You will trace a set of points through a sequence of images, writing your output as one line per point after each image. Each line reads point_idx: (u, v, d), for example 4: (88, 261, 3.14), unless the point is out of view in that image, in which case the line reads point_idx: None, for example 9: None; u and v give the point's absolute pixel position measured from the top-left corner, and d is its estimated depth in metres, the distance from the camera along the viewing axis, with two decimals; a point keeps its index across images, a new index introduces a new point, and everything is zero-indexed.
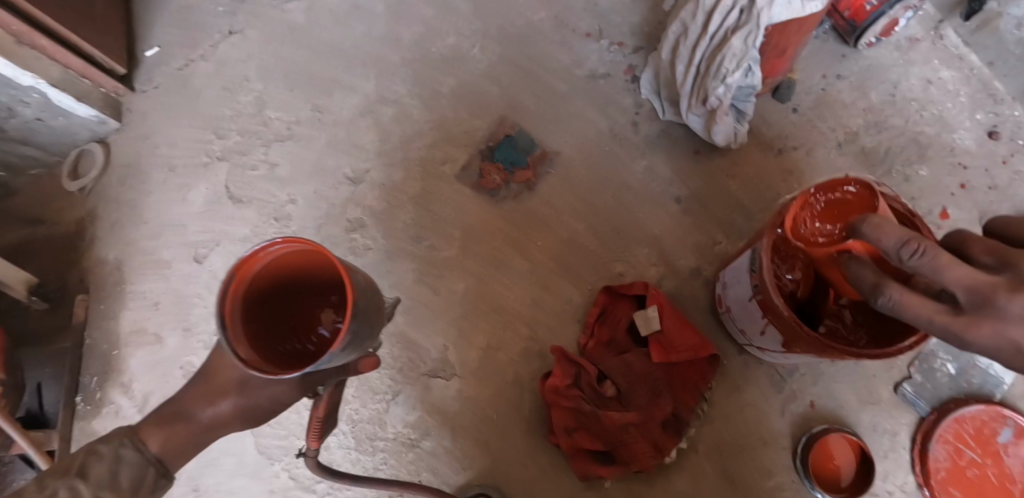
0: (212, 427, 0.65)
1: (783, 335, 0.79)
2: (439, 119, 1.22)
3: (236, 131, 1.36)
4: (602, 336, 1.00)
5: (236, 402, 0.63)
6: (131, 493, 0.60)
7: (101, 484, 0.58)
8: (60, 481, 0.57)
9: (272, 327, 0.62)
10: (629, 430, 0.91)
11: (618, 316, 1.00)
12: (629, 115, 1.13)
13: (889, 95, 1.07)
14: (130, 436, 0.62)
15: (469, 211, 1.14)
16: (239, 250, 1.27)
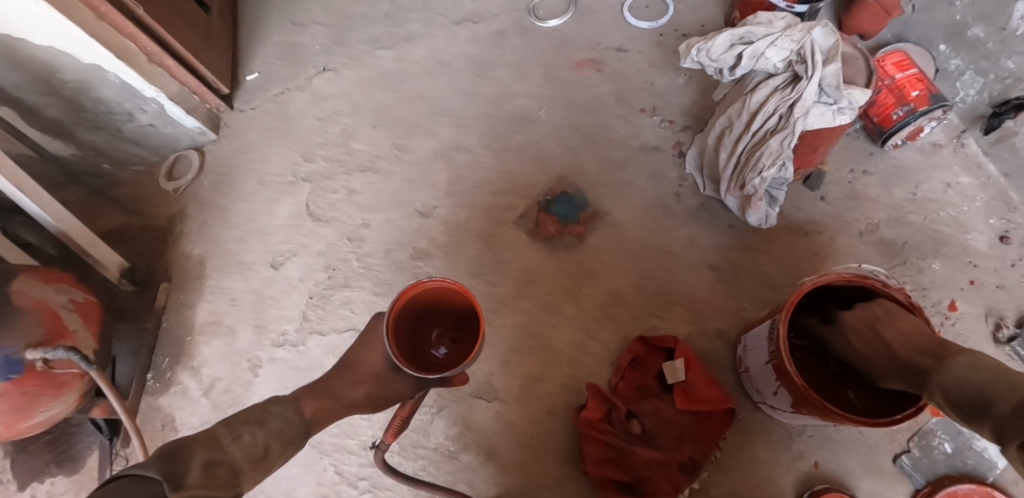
0: (348, 406, 0.87)
1: (792, 397, 0.90)
2: (505, 169, 1.39)
3: (322, 157, 1.52)
4: (633, 380, 1.11)
5: (371, 390, 0.87)
6: (291, 441, 0.77)
7: (277, 430, 0.75)
8: (248, 424, 0.73)
9: (411, 339, 0.86)
10: (653, 468, 1.01)
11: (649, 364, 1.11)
12: (673, 186, 1.28)
13: (911, 194, 1.19)
14: (293, 401, 0.82)
15: (524, 256, 1.28)
16: (315, 263, 1.41)
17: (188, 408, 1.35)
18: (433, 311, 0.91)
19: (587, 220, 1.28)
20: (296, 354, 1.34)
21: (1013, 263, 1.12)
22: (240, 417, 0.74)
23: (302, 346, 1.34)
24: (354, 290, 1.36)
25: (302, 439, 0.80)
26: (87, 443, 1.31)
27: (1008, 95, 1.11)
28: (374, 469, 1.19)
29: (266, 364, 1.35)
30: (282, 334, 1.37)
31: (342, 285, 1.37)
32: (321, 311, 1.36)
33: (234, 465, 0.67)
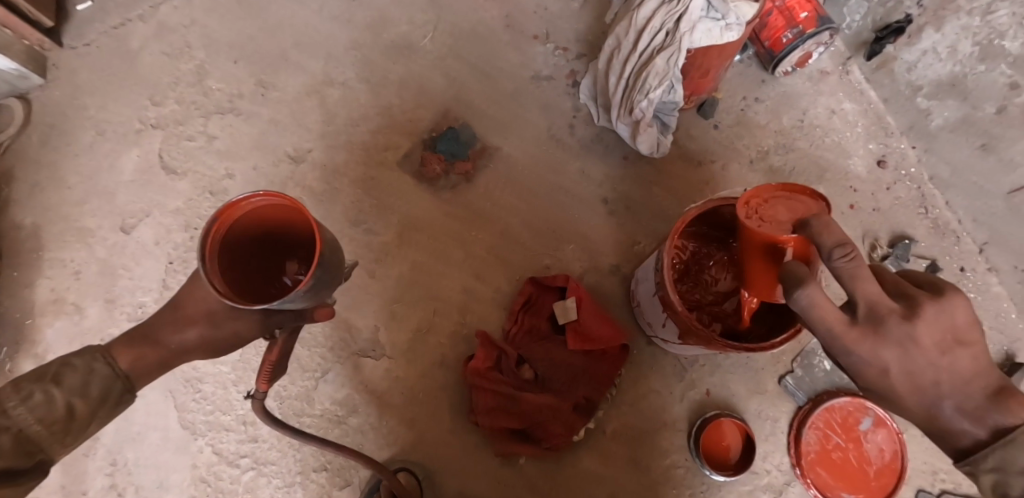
0: (179, 353, 0.70)
1: (679, 329, 0.88)
2: (386, 106, 1.26)
3: (173, 99, 1.33)
4: (525, 324, 1.06)
5: (203, 331, 0.69)
6: (98, 403, 0.65)
7: (74, 391, 0.63)
8: (36, 385, 0.62)
9: (247, 268, 0.74)
10: (543, 412, 0.98)
11: (542, 306, 1.06)
12: (567, 118, 1.21)
13: (798, 120, 1.19)
14: (103, 351, 0.67)
15: (409, 199, 1.17)
16: (171, 223, 1.25)
17: None
18: (276, 239, 0.79)
19: (476, 158, 1.19)
20: None
21: (888, 187, 1.15)
22: (30, 376, 0.63)
23: None
24: None
25: (121, 396, 0.67)
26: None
27: (890, 19, 1.09)
28: (255, 444, 1.10)
29: None
30: (139, 307, 1.22)
31: None
32: (185, 278, 1.21)
33: (13, 435, 0.59)
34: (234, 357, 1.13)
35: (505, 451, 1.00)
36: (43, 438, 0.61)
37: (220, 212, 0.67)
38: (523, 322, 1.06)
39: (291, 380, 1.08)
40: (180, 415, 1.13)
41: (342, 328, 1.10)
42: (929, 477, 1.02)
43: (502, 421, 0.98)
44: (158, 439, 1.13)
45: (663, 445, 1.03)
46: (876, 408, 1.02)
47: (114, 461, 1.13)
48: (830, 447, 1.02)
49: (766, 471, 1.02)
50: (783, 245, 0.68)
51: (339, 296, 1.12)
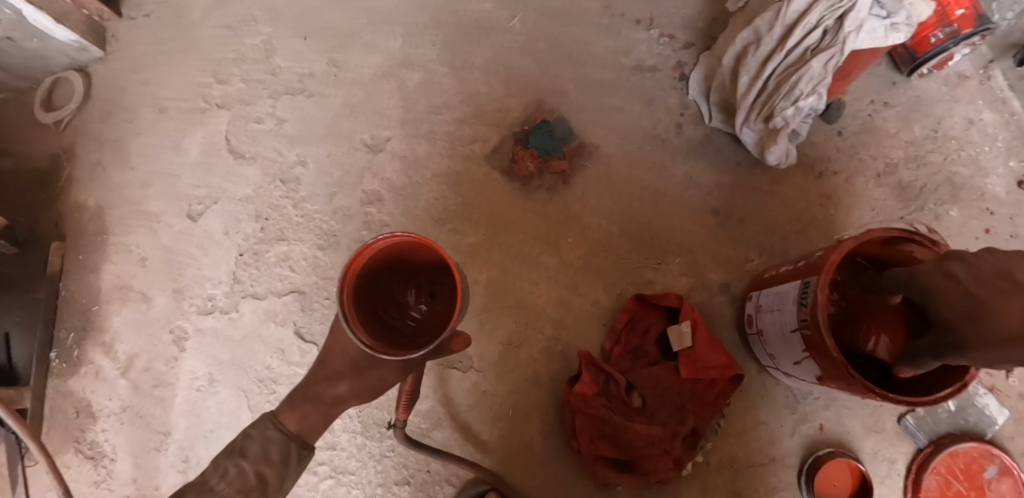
0: (334, 405, 0.67)
1: (821, 370, 0.78)
2: (471, 93, 1.16)
3: (240, 76, 1.26)
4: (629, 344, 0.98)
5: (353, 383, 0.65)
6: (281, 465, 0.65)
7: (258, 458, 0.64)
8: (229, 460, 0.64)
9: (374, 299, 0.65)
10: (654, 446, 0.88)
11: (649, 327, 0.97)
12: (674, 115, 1.09)
13: (932, 130, 1.07)
14: (271, 418, 0.67)
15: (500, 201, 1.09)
16: (240, 212, 1.18)
17: (103, 391, 1.16)
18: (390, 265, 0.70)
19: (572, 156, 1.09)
20: (226, 322, 1.14)
21: None
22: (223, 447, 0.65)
23: (233, 312, 1.14)
24: (294, 243, 1.14)
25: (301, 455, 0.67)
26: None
27: None
28: (334, 452, 1.04)
29: (192, 335, 1.15)
30: (208, 299, 1.16)
31: (278, 239, 1.15)
32: (254, 272, 1.14)
33: None
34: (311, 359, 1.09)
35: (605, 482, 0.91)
36: None
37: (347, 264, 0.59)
38: (626, 343, 0.98)
39: None
40: (255, 416, 1.09)
41: None
42: None
43: (606, 451, 0.90)
44: (229, 439, 1.10)
45: (770, 481, 0.95)
46: (1005, 457, 0.93)
47: (186, 458, 1.11)
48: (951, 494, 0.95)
49: None
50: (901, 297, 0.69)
51: None
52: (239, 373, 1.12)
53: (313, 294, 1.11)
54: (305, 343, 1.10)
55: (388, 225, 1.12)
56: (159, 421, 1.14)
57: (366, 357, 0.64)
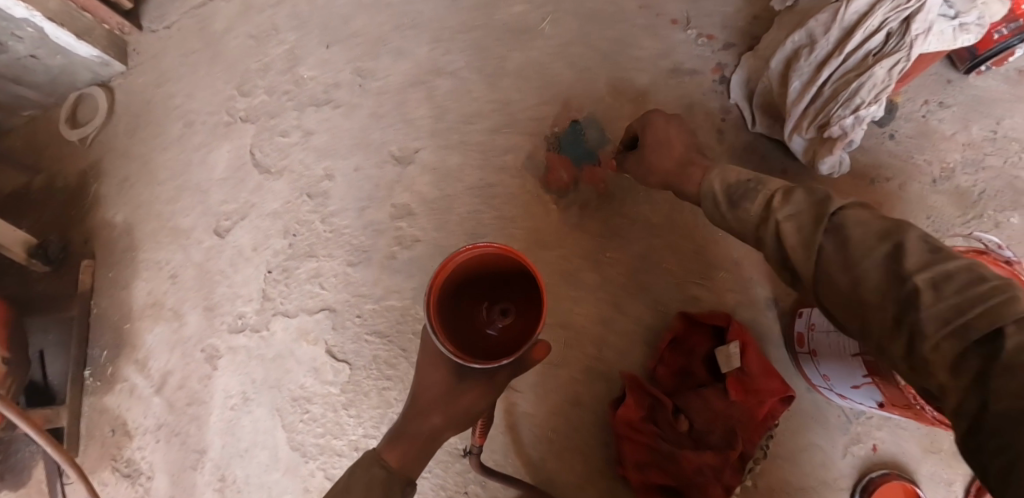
0: (432, 439, 0.74)
1: (884, 397, 0.73)
2: (502, 100, 1.11)
3: (264, 88, 1.24)
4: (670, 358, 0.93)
5: (446, 413, 0.72)
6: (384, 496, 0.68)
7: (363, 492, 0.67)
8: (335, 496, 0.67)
9: (455, 323, 0.69)
10: (704, 472, 0.82)
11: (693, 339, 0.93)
12: (715, 120, 1.04)
13: (991, 131, 1.01)
14: (375, 457, 0.72)
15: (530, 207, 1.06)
16: (269, 227, 1.16)
17: (139, 409, 1.16)
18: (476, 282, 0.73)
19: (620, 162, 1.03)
20: (259, 341, 1.12)
21: None
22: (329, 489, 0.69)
23: (265, 330, 1.12)
24: (324, 260, 1.12)
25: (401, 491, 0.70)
26: (29, 453, 1.17)
27: None
28: None
29: (225, 354, 1.14)
30: (239, 317, 1.15)
31: (308, 255, 1.13)
32: (285, 288, 1.13)
33: None
34: (343, 378, 1.06)
35: None
36: None
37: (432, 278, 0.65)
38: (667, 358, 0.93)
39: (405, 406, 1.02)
40: (290, 435, 1.07)
41: None
42: None
43: (654, 478, 0.85)
44: (266, 458, 1.08)
45: None
46: None
47: (223, 476, 1.10)
48: None
49: None
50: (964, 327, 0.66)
51: None
52: (273, 392, 1.10)
53: (345, 312, 1.09)
54: (338, 362, 1.07)
55: (419, 240, 1.08)
56: (195, 439, 1.13)
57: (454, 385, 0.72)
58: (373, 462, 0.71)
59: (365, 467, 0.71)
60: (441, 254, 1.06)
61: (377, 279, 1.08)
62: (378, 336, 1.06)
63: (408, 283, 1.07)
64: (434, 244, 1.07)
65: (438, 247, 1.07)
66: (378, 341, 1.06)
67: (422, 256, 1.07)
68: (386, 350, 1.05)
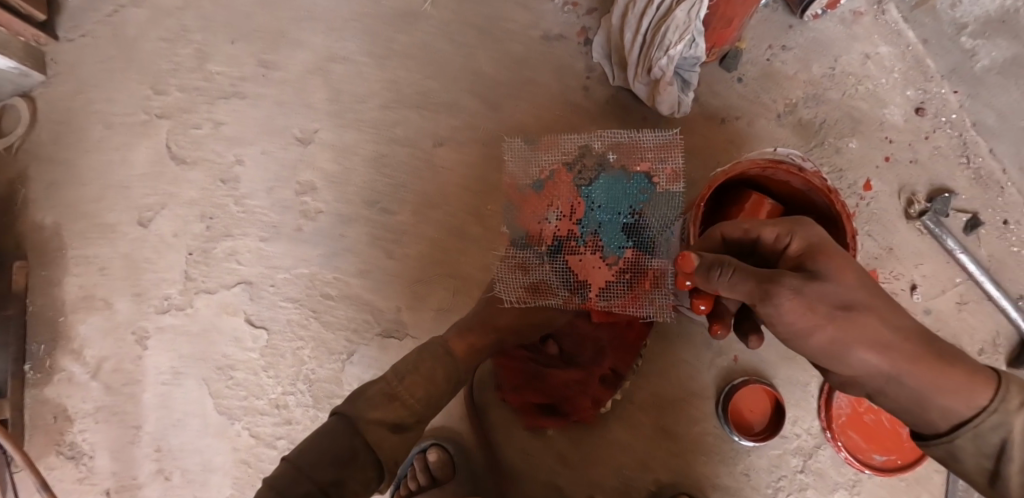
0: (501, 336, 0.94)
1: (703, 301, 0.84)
2: (391, 79, 1.20)
3: (176, 86, 1.29)
4: (592, 282, 0.91)
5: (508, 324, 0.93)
6: (445, 383, 0.84)
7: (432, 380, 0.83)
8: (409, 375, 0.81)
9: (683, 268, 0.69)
10: (572, 388, 0.98)
11: (620, 290, 0.91)
12: (581, 79, 1.14)
13: (831, 68, 1.11)
14: (441, 341, 0.88)
15: (537, 152, 0.97)
16: (187, 214, 1.24)
17: (78, 394, 1.22)
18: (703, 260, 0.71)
19: (662, 148, 0.93)
20: (184, 318, 1.20)
21: (926, 135, 1.08)
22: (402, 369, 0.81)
23: (189, 308, 1.20)
24: (239, 238, 1.20)
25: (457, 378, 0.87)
26: None
27: None
28: (290, 426, 1.13)
29: (154, 334, 1.21)
30: (165, 299, 1.22)
31: (224, 235, 1.21)
32: (205, 268, 1.21)
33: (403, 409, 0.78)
34: (261, 343, 1.16)
35: (534, 425, 1.01)
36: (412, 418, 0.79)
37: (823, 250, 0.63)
38: (592, 277, 0.91)
39: (319, 362, 1.13)
40: (217, 401, 1.16)
41: (364, 310, 1.14)
42: None
43: (531, 396, 1.00)
44: (199, 425, 1.16)
45: (692, 413, 1.02)
46: None
47: (160, 446, 1.18)
48: (861, 410, 1.00)
49: (796, 435, 1.01)
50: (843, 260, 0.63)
51: (358, 279, 1.15)
52: (201, 365, 1.18)
53: (260, 284, 1.18)
54: (256, 328, 1.16)
55: (323, 211, 1.18)
56: (132, 416, 1.20)
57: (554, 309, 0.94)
58: (445, 351, 0.86)
59: (437, 355, 0.85)
60: (343, 222, 1.17)
61: (287, 251, 1.18)
62: (291, 302, 1.16)
63: (315, 252, 1.17)
64: (337, 213, 1.17)
65: (340, 216, 1.17)
66: (292, 306, 1.16)
67: (326, 226, 1.17)
68: (297, 313, 1.15)
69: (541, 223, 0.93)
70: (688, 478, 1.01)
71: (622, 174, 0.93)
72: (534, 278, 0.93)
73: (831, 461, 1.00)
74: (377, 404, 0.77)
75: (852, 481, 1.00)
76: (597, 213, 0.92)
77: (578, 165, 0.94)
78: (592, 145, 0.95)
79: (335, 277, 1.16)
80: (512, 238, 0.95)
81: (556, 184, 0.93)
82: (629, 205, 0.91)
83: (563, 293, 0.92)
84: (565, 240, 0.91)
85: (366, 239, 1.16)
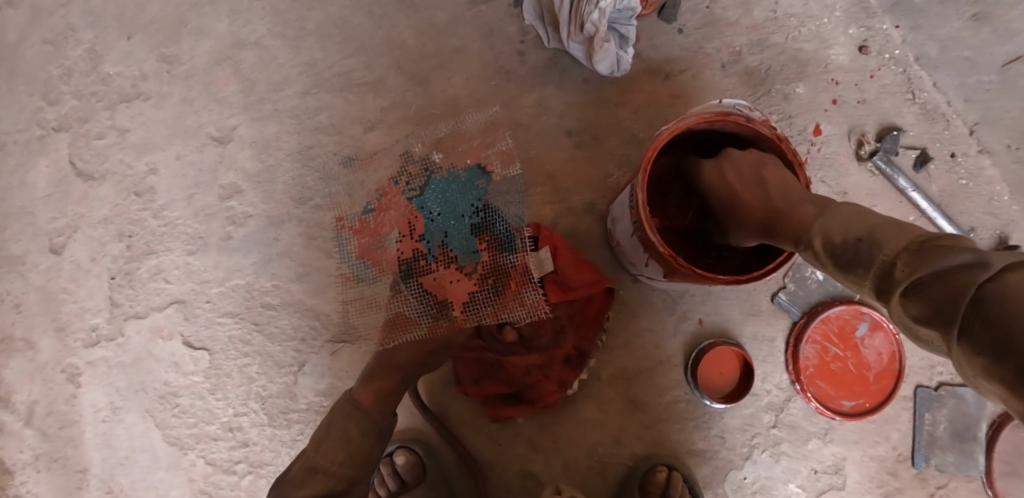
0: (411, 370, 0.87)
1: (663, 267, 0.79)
2: (309, 62, 1.10)
3: (70, 94, 1.14)
4: (454, 300, 0.79)
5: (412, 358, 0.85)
6: (359, 433, 0.86)
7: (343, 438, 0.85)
8: (324, 438, 0.85)
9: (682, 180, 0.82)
10: (534, 374, 0.92)
11: (487, 299, 0.80)
12: (515, 44, 1.07)
13: (772, 11, 1.06)
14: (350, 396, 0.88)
15: (359, 172, 0.88)
16: (103, 235, 1.12)
17: (12, 444, 1.10)
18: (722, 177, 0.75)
19: (489, 134, 0.85)
20: (115, 350, 1.10)
21: (872, 74, 1.05)
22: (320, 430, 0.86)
23: (120, 337, 1.10)
24: (163, 255, 1.11)
25: (377, 426, 0.86)
26: None
27: None
28: (247, 449, 1.06)
29: (85, 369, 1.11)
30: (92, 330, 1.11)
31: (147, 253, 1.11)
32: (130, 292, 1.10)
33: (324, 472, 0.83)
34: (204, 365, 1.08)
35: (498, 417, 0.97)
36: (335, 476, 0.84)
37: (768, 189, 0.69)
38: (452, 295, 0.79)
39: (269, 378, 1.06)
40: (165, 432, 1.09)
41: (310, 316, 1.07)
42: (927, 372, 1.00)
43: (495, 388, 0.94)
44: (148, 460, 1.09)
45: (662, 382, 1.00)
46: (872, 313, 0.98)
47: (110, 488, 1.09)
48: (829, 358, 1.00)
49: (766, 391, 1.00)
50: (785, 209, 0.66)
51: (298, 284, 1.07)
52: (140, 396, 1.10)
53: (194, 301, 1.09)
54: (196, 351, 1.09)
55: (251, 215, 1.09)
56: (75, 460, 1.10)
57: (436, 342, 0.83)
58: (351, 406, 0.87)
59: (347, 412, 0.86)
60: (274, 224, 1.08)
61: (217, 262, 1.09)
62: (230, 317, 1.08)
63: (248, 260, 1.09)
64: (266, 216, 1.09)
65: (269, 218, 1.09)
66: (231, 321, 1.08)
67: (256, 231, 1.09)
68: (239, 328, 1.08)
69: (381, 250, 0.81)
70: (665, 448, 0.99)
71: (454, 174, 0.82)
72: (392, 314, 0.81)
73: (802, 412, 0.99)
74: (302, 481, 0.83)
75: (825, 430, 0.99)
76: (438, 222, 0.80)
77: (405, 177, 0.82)
78: (413, 150, 0.84)
79: (273, 285, 1.08)
80: (355, 275, 0.83)
81: (386, 204, 0.82)
82: (471, 204, 0.80)
83: (427, 321, 0.80)
84: (413, 262, 0.79)
85: (302, 240, 1.08)
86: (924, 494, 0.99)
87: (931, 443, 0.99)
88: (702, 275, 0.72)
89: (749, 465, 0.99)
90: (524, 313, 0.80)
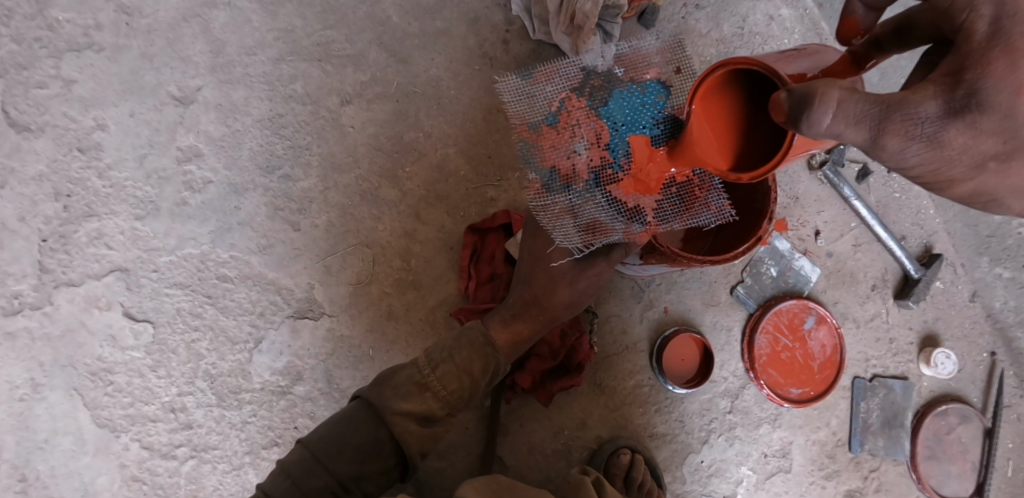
0: (557, 312, 0.84)
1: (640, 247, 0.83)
2: (285, 29, 1.06)
3: (8, 37, 1.02)
4: (645, 207, 0.75)
5: (560, 298, 0.83)
6: (480, 370, 0.82)
7: (458, 370, 0.81)
8: (437, 362, 0.81)
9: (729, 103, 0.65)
10: (571, 336, 0.96)
11: (673, 208, 0.75)
12: (500, 32, 1.08)
13: (739, 27, 1.14)
14: (481, 324, 0.85)
15: (537, 85, 0.77)
16: (35, 193, 1.01)
17: None
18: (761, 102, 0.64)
19: (663, 50, 0.75)
20: (41, 320, 0.99)
21: None
22: (435, 347, 0.83)
23: (47, 306, 0.99)
24: (106, 218, 1.02)
25: (497, 366, 0.83)
26: None
27: None
28: (190, 431, 0.99)
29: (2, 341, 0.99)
30: (12, 297, 0.99)
31: (87, 215, 1.01)
32: (63, 257, 1.00)
33: (433, 395, 0.80)
34: (146, 338, 1.00)
35: (514, 384, 0.99)
36: (437, 411, 0.80)
37: (871, 134, 0.48)
38: (643, 202, 0.75)
39: (220, 355, 1.00)
40: (93, 412, 0.99)
41: (270, 290, 1.01)
42: (862, 365, 1.09)
43: (540, 366, 0.96)
44: (71, 444, 0.98)
45: (627, 366, 1.04)
46: (818, 307, 1.06)
47: (23, 476, 0.98)
48: (779, 348, 1.07)
49: (723, 379, 1.05)
50: (876, 153, 0.50)
51: (260, 257, 1.02)
52: (67, 372, 0.99)
53: (139, 270, 1.01)
54: (138, 323, 1.00)
55: (211, 182, 1.03)
56: None
57: (572, 270, 0.82)
58: (484, 341, 0.83)
59: (479, 344, 0.82)
60: (237, 193, 1.03)
61: (169, 229, 1.02)
62: (179, 289, 1.01)
63: (203, 228, 1.02)
64: (228, 183, 1.03)
65: (231, 185, 1.03)
66: (181, 293, 1.01)
67: (215, 198, 1.03)
68: (189, 301, 1.01)
69: (570, 158, 0.75)
70: (628, 431, 1.03)
71: (635, 84, 0.75)
72: (581, 222, 0.77)
73: (755, 399, 1.06)
74: (406, 394, 0.79)
75: (774, 416, 1.06)
76: (623, 132, 0.73)
77: (587, 87, 0.76)
78: (595, 63, 0.77)
79: (231, 256, 1.02)
80: (545, 184, 0.77)
81: (570, 113, 0.75)
82: (651, 116, 0.73)
83: (621, 226, 0.76)
84: (601, 171, 0.74)
85: (266, 211, 1.03)
86: (857, 477, 1.07)
87: (866, 429, 1.08)
88: (678, 256, 0.75)
89: (706, 448, 1.04)
90: (711, 218, 0.75)
